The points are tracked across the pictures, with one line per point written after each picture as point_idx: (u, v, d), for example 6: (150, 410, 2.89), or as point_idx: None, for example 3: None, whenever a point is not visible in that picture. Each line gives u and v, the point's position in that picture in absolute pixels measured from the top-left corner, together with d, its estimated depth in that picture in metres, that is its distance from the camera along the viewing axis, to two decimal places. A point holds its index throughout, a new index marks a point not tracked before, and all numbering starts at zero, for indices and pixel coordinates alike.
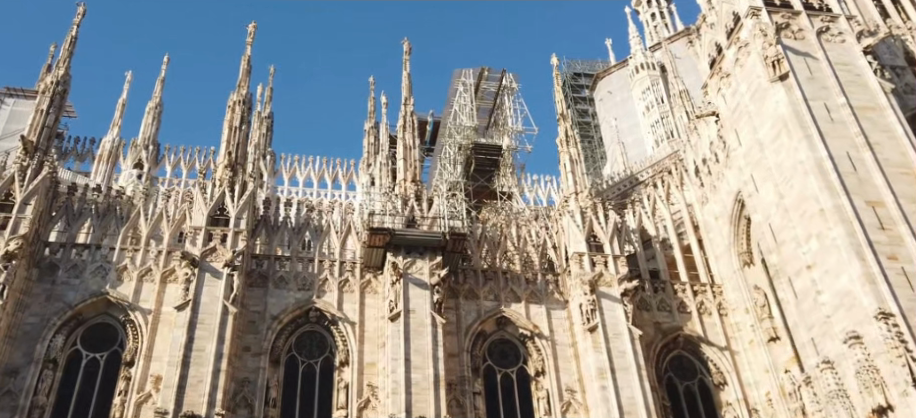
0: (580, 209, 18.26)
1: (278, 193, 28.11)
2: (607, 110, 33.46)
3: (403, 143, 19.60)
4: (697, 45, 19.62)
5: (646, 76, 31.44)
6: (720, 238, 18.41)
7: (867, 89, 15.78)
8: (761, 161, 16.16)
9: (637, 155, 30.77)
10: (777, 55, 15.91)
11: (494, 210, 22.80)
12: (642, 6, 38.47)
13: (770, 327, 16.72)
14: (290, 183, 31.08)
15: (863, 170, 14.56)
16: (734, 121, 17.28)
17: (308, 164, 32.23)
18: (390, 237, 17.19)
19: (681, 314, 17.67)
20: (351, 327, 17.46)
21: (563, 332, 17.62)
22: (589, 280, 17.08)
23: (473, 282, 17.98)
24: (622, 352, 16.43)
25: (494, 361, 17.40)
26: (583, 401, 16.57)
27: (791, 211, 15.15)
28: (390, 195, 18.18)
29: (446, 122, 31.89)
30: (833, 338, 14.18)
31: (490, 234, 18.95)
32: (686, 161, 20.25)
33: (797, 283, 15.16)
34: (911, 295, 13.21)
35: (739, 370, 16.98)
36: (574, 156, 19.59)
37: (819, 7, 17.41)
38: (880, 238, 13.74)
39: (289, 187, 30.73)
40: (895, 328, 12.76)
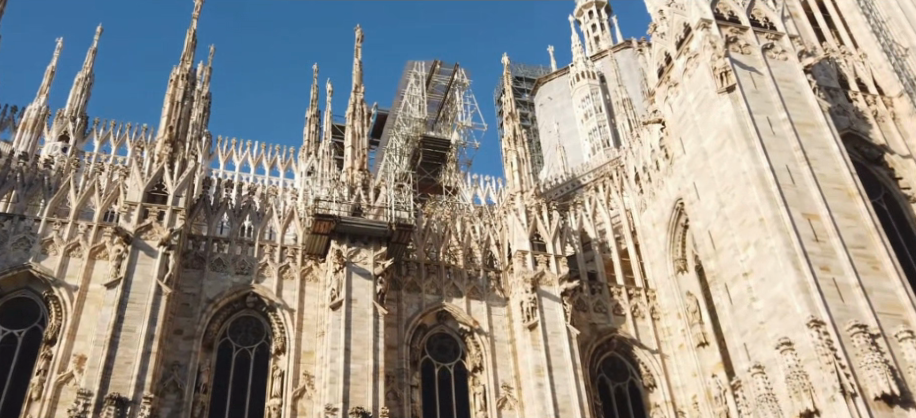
0: (526, 208, 18.29)
1: (214, 175, 27.48)
2: (547, 116, 34.07)
3: (351, 130, 19.24)
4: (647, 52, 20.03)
5: (587, 85, 31.92)
6: (656, 244, 18.84)
7: (806, 106, 16.69)
8: (704, 170, 16.87)
9: (575, 160, 31.57)
10: (725, 68, 16.56)
11: (441, 203, 22.96)
12: (584, 17, 39.24)
13: (700, 332, 17.13)
14: (226, 167, 30.36)
15: (801, 183, 15.46)
16: (679, 130, 17.84)
17: (246, 148, 31.55)
18: (335, 225, 16.95)
19: (616, 316, 18.00)
20: (289, 314, 17.13)
21: (503, 328, 17.71)
22: (531, 278, 17.20)
23: (415, 274, 17.83)
24: (559, 350, 16.70)
25: (432, 355, 17.31)
26: (519, 397, 16.72)
27: (731, 219, 15.98)
28: (337, 182, 17.84)
29: (395, 112, 32.00)
30: (764, 344, 15.00)
31: (435, 228, 18.74)
32: (627, 167, 20.62)
33: (733, 290, 15.98)
34: (841, 306, 14.08)
35: (669, 374, 17.45)
36: (521, 155, 19.57)
37: (764, 23, 18.10)
38: (814, 250, 14.63)
39: (225, 170, 30.03)
40: (825, 336, 13.58)
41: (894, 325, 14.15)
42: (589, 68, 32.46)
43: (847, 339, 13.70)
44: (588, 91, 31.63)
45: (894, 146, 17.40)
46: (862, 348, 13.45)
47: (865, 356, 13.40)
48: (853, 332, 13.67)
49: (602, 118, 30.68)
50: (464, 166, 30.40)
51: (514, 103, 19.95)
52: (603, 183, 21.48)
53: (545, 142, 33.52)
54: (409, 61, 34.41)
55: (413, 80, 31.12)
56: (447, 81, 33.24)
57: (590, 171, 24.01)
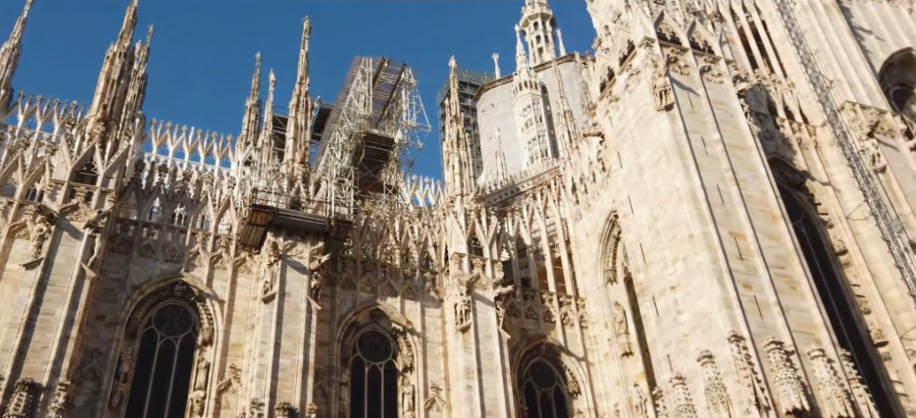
0: (465, 211, 18.44)
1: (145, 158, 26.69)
2: (488, 122, 34.68)
3: (294, 122, 19.05)
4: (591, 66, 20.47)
5: (529, 94, 32.65)
6: (588, 254, 19.26)
7: (738, 129, 17.35)
8: (639, 184, 17.35)
9: (514, 168, 32.20)
10: (664, 86, 17.08)
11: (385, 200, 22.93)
12: (529, 28, 39.98)
13: (626, 342, 17.54)
14: (158, 151, 29.54)
15: (729, 203, 16.13)
16: (617, 144, 18.32)
17: (180, 134, 30.78)
18: (273, 216, 16.77)
19: (546, 322, 18.22)
20: (218, 305, 16.77)
21: (435, 330, 17.74)
22: (466, 281, 17.33)
23: (351, 271, 17.73)
24: (490, 354, 16.86)
25: (363, 353, 17.24)
26: (447, 399, 16.76)
27: (662, 233, 16.51)
28: (276, 173, 17.64)
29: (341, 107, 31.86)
30: (687, 356, 15.53)
31: (374, 226, 18.68)
32: (564, 178, 21.03)
33: (660, 302, 16.47)
34: (760, 322, 14.73)
35: (593, 381, 17.78)
36: (463, 158, 19.69)
37: (702, 46, 18.60)
38: (738, 267, 15.29)
39: (156, 155, 29.22)
40: (744, 350, 14.17)
41: (807, 343, 14.87)
42: (532, 78, 33.23)
43: (763, 354, 14.33)
44: (530, 100, 32.37)
45: (814, 172, 18.41)
46: (778, 364, 14.07)
47: (779, 371, 14.00)
48: (770, 348, 14.29)
49: (542, 128, 31.54)
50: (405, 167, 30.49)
51: (458, 106, 20.08)
52: (541, 192, 21.67)
53: (485, 148, 33.94)
54: (357, 57, 34.29)
55: (360, 77, 31.14)
56: (394, 80, 33.26)
57: (529, 180, 24.35)
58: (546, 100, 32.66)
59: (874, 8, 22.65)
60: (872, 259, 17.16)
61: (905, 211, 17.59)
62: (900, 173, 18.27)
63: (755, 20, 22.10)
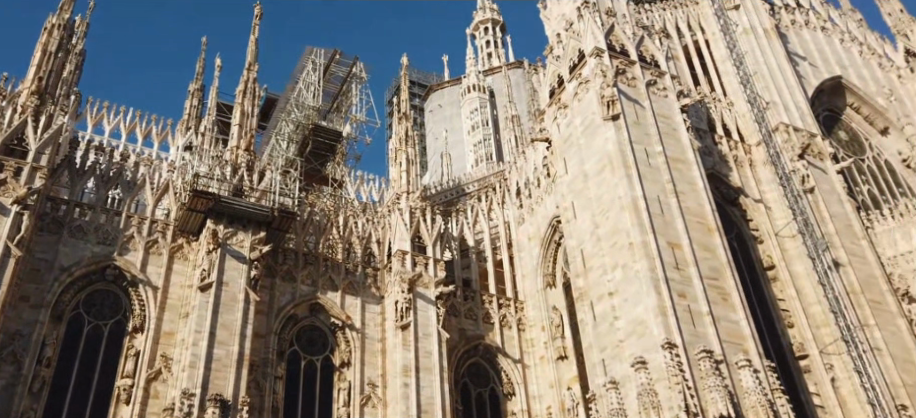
0: (410, 208, 18.44)
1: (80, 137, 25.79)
2: (436, 123, 35.33)
3: (240, 109, 18.73)
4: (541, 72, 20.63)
5: (476, 97, 33.14)
6: (529, 258, 19.48)
7: (680, 142, 17.78)
8: (583, 191, 17.59)
9: (459, 169, 32.80)
10: (612, 96, 17.32)
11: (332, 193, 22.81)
12: (479, 33, 41.26)
13: (561, 346, 17.76)
14: (94, 131, 28.58)
15: (668, 213, 16.56)
16: (563, 150, 18.53)
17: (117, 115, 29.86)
18: (215, 203, 16.42)
19: (485, 324, 18.32)
20: (152, 291, 16.25)
21: (374, 326, 17.63)
22: (408, 278, 17.25)
23: (292, 263, 17.47)
24: (428, 352, 16.84)
25: (300, 347, 16.99)
26: (383, 396, 16.67)
27: (603, 240, 16.79)
28: (220, 160, 17.36)
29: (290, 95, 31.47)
30: (621, 361, 15.80)
31: (317, 219, 18.44)
32: (509, 181, 21.28)
33: (598, 308, 16.72)
34: (692, 331, 15.15)
35: (527, 383, 17.94)
36: (411, 156, 19.68)
37: (649, 59, 18.92)
38: (675, 277, 15.71)
39: (92, 135, 28.26)
40: (676, 358, 14.55)
41: (736, 353, 15.36)
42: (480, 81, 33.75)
43: (694, 362, 14.73)
44: (478, 103, 32.86)
45: (748, 189, 19.09)
46: (707, 372, 14.49)
47: (708, 379, 14.40)
48: (701, 356, 14.71)
49: (487, 132, 32.16)
50: (352, 161, 30.31)
51: (408, 103, 20.06)
52: (485, 194, 21.86)
53: (431, 148, 34.73)
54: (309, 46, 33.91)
55: (311, 67, 30.97)
56: (345, 73, 32.99)
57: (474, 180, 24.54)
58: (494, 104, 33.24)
59: (808, 36, 23.77)
60: (797, 275, 17.93)
61: (829, 230, 18.46)
62: (827, 194, 19.17)
63: (699, 39, 22.85)
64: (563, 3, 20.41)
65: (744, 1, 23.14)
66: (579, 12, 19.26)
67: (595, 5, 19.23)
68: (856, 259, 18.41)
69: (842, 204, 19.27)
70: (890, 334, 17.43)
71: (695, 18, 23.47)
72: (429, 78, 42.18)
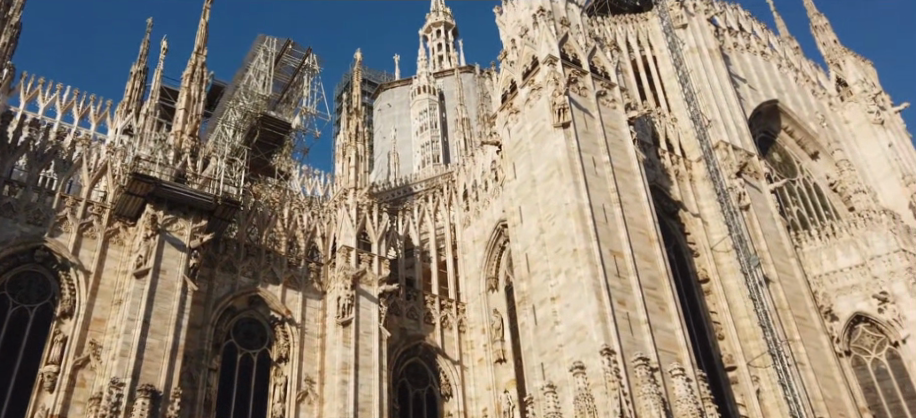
0: (357, 204, 18.29)
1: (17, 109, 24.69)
2: (384, 122, 36.18)
3: (186, 93, 18.33)
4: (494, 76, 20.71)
5: (426, 99, 34.18)
6: (473, 260, 19.56)
7: (626, 153, 18.09)
8: (531, 195, 17.70)
9: (407, 170, 33.70)
10: (564, 104, 17.46)
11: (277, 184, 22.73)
12: (432, 34, 41.84)
13: (500, 349, 17.84)
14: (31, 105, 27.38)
15: (612, 222, 16.78)
16: (513, 155, 18.65)
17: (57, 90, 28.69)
18: (155, 188, 15.94)
19: (426, 324, 18.26)
20: (84, 276, 15.63)
21: (315, 322, 17.36)
22: (352, 275, 17.08)
23: (233, 254, 17.10)
24: (367, 350, 16.68)
25: (237, 340, 16.59)
26: (320, 393, 16.42)
27: (548, 245, 16.89)
28: (163, 144, 16.93)
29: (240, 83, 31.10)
30: (560, 365, 15.90)
31: (261, 210, 18.08)
32: (457, 184, 21.39)
33: (539, 312, 16.82)
34: (629, 338, 15.38)
35: (465, 384, 17.96)
36: (360, 152, 19.52)
37: (600, 71, 19.22)
38: (615, 285, 15.94)
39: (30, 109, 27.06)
40: (614, 364, 14.73)
41: (670, 362, 15.67)
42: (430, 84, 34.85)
43: (631, 369, 14.94)
44: (427, 105, 33.90)
45: (687, 203, 19.62)
46: (643, 379, 14.71)
47: (643, 386, 14.63)
48: (637, 363, 14.93)
49: (435, 134, 33.17)
50: (300, 155, 30.08)
51: (359, 99, 19.88)
52: (432, 194, 22.00)
53: (378, 146, 35.41)
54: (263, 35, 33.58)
55: (262, 56, 30.72)
56: (298, 64, 32.73)
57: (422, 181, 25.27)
58: (442, 106, 34.28)
59: (749, 60, 24.67)
60: (729, 289, 18.51)
61: (762, 247, 19.13)
62: (760, 212, 19.90)
63: (647, 55, 23.43)
64: (518, 9, 20.50)
65: (691, 21, 23.83)
66: (534, 19, 19.44)
67: (551, 13, 19.45)
68: (785, 277, 19.14)
69: (774, 222, 20.05)
70: (812, 349, 18.18)
71: (643, 35, 24.07)
72: (379, 77, 42.15)
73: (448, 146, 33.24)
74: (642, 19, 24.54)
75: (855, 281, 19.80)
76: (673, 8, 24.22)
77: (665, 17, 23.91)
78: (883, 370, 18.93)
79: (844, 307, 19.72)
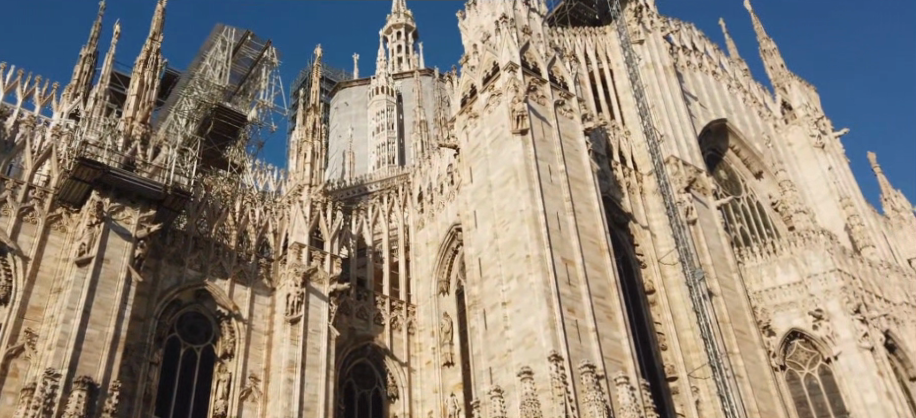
0: (311, 201, 18.10)
1: None
2: (341, 119, 36.19)
3: (139, 79, 17.96)
4: (455, 80, 20.77)
5: (384, 100, 34.28)
6: (425, 263, 19.55)
7: (580, 163, 18.33)
8: (486, 200, 17.76)
9: (361, 169, 33.77)
10: (522, 111, 17.58)
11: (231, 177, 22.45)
12: (391, 36, 41.86)
13: (448, 352, 17.84)
14: None
15: (565, 230, 16.93)
16: (470, 160, 18.71)
17: None
18: (102, 174, 15.46)
19: (375, 325, 18.14)
20: (21, 262, 15.10)
21: (262, 318, 17.07)
22: (303, 273, 16.86)
23: (180, 246, 16.69)
24: (315, 349, 16.48)
25: (181, 334, 16.18)
26: (264, 391, 16.13)
27: (501, 251, 16.93)
28: (113, 129, 16.49)
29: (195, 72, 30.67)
30: (508, 370, 15.92)
31: (212, 202, 17.72)
32: (412, 185, 21.38)
33: (490, 316, 16.83)
34: (577, 345, 15.50)
35: (412, 387, 17.91)
36: (316, 149, 19.34)
37: (559, 80, 19.45)
38: (566, 292, 16.04)
39: None
40: (561, 370, 14.83)
41: (615, 370, 15.84)
42: (389, 85, 34.97)
43: (577, 376, 15.05)
44: (385, 106, 34.01)
45: (637, 216, 19.99)
46: (589, 386, 14.83)
47: (589, 393, 14.75)
48: (584, 370, 15.05)
49: (391, 136, 33.35)
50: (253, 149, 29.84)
51: (318, 95, 19.67)
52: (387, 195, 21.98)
53: (333, 144, 35.41)
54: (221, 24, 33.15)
55: (219, 46, 30.57)
56: (256, 56, 32.42)
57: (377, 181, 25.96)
58: (400, 108, 34.44)
59: (701, 79, 25.32)
60: (674, 301, 18.89)
61: (707, 261, 19.58)
62: (706, 227, 20.40)
63: (604, 68, 23.83)
64: (481, 14, 20.59)
65: (648, 37, 24.32)
66: (496, 25, 19.56)
67: (513, 21, 19.59)
68: (727, 291, 19.63)
69: (719, 238, 20.57)
70: (750, 362, 18.70)
71: (601, 48, 24.48)
72: (337, 75, 41.84)
73: (404, 148, 33.52)
74: (601, 32, 24.95)
75: (793, 298, 20.42)
76: (631, 24, 24.71)
77: (623, 32, 24.37)
78: (815, 385, 19.62)
79: (781, 322, 20.34)
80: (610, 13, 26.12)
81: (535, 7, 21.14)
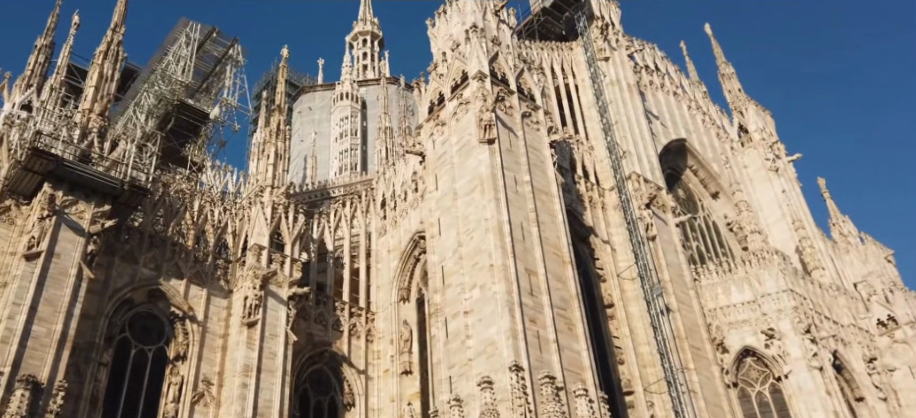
0: (273, 203, 17.81)
1: None
2: (304, 124, 36.01)
3: (98, 71, 17.67)
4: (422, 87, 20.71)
5: (348, 106, 34.23)
6: (386, 270, 19.37)
7: (545, 174, 18.38)
8: (451, 208, 17.67)
9: (323, 175, 33.57)
10: (490, 120, 17.57)
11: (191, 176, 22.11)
12: (358, 43, 41.95)
13: (407, 361, 17.60)
14: None
15: (529, 240, 16.84)
16: (436, 167, 18.66)
17: None
18: (56, 166, 14.86)
19: (334, 331, 17.83)
20: None
21: (217, 321, 16.62)
22: (262, 275, 16.48)
23: (135, 243, 16.17)
24: (272, 354, 16.08)
25: (132, 335, 15.65)
26: (217, 395, 15.64)
27: (465, 259, 16.80)
28: (69, 120, 15.98)
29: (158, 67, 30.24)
30: (468, 379, 15.68)
31: (170, 200, 17.22)
32: (375, 192, 21.28)
33: (451, 324, 16.62)
34: (538, 356, 15.32)
35: (368, 395, 17.60)
36: (280, 150, 19.09)
37: (526, 92, 19.56)
38: (528, 303, 15.89)
39: None
40: (521, 380, 14.62)
41: (575, 382, 15.68)
42: (353, 91, 34.94)
43: (538, 387, 14.84)
44: (349, 112, 33.94)
45: (598, 230, 20.14)
46: (548, 397, 14.63)
47: (549, 404, 14.55)
48: (544, 381, 14.85)
49: (354, 142, 33.14)
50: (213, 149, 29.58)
51: (283, 97, 19.43)
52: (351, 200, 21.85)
53: (295, 148, 35.11)
54: (185, 19, 32.71)
55: (183, 42, 30.33)
56: (221, 54, 32.11)
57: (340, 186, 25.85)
58: (363, 115, 34.39)
59: (662, 98, 25.79)
60: (632, 316, 19.00)
61: (665, 277, 19.76)
62: (666, 243, 20.65)
63: (570, 83, 24.16)
64: (451, 23, 20.60)
65: (613, 55, 24.81)
66: (466, 34, 19.58)
67: (483, 31, 19.67)
68: (684, 307, 19.83)
69: (677, 254, 20.84)
70: (705, 378, 18.88)
71: (568, 63, 24.83)
72: (301, 79, 41.61)
73: (367, 155, 33.44)
74: (567, 48, 25.31)
75: (747, 316, 20.75)
76: (597, 41, 25.10)
77: (589, 49, 24.75)
78: (766, 402, 19.91)
79: (735, 340, 20.64)
80: (577, 30, 26.51)
81: (504, 19, 21.30)
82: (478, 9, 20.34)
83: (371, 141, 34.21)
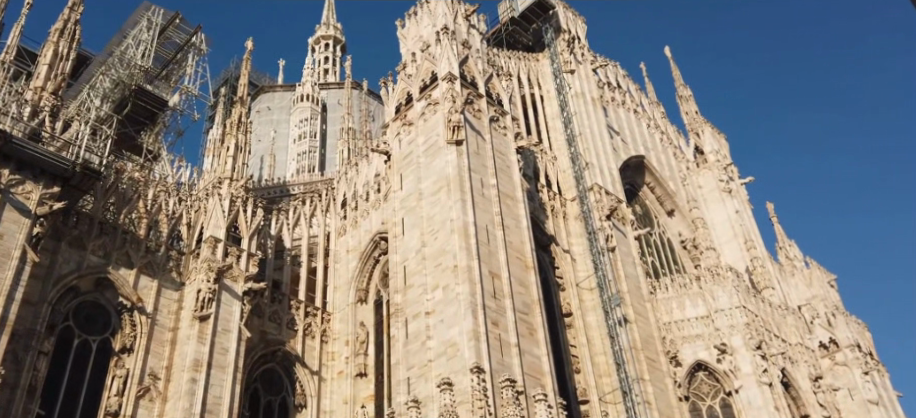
0: (231, 196, 17.36)
1: None
2: (263, 123, 35.79)
3: (54, 49, 17.18)
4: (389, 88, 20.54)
5: (308, 108, 33.94)
6: (345, 271, 19.01)
7: (511, 179, 18.31)
8: (415, 208, 17.42)
9: (279, 176, 33.29)
10: (459, 122, 17.46)
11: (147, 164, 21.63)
12: (320, 47, 41.77)
13: (362, 363, 17.18)
14: None
15: (493, 243, 16.63)
16: (401, 167, 18.41)
17: None
18: (3, 143, 13.95)
19: (288, 329, 17.28)
20: None
21: (167, 314, 15.89)
22: (217, 269, 15.85)
23: (83, 229, 15.40)
24: (223, 350, 15.42)
25: (76, 324, 14.83)
26: (163, 391, 14.86)
27: (428, 259, 16.51)
28: (20, 97, 15.24)
29: (117, 49, 29.73)
30: (426, 381, 15.19)
31: (122, 187, 16.51)
32: (336, 191, 21.04)
33: (412, 325, 16.17)
34: (500, 359, 14.88)
35: (320, 397, 17.03)
36: (240, 143, 18.68)
37: (494, 97, 19.59)
38: (491, 305, 15.56)
39: None
40: (482, 382, 14.17)
41: (534, 387, 15.26)
42: (314, 93, 34.63)
43: (499, 390, 14.39)
44: (308, 114, 33.62)
45: (559, 239, 20.17)
46: (509, 400, 14.19)
47: (508, 407, 14.09)
48: (505, 384, 14.40)
49: (312, 144, 32.88)
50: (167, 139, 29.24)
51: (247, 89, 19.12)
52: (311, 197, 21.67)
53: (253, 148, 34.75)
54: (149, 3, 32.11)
55: (145, 27, 29.80)
56: (184, 41, 31.62)
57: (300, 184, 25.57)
58: (323, 117, 34.10)
59: (623, 116, 26.24)
60: (589, 326, 18.91)
61: (623, 289, 19.77)
62: (625, 256, 20.77)
63: (536, 93, 24.43)
64: (422, 25, 20.62)
65: (578, 68, 25.46)
66: (437, 36, 19.57)
67: (453, 34, 19.67)
68: (641, 319, 19.86)
69: (635, 267, 20.96)
70: (660, 390, 18.86)
71: (534, 74, 25.13)
72: (260, 78, 41.20)
73: (325, 158, 33.19)
74: (533, 59, 25.64)
75: (700, 331, 20.95)
76: (563, 55, 25.63)
77: (555, 60, 25.11)
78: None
79: (688, 354, 20.77)
80: (543, 42, 26.93)
81: (474, 24, 21.42)
82: (450, 12, 20.38)
83: (330, 143, 34.03)
